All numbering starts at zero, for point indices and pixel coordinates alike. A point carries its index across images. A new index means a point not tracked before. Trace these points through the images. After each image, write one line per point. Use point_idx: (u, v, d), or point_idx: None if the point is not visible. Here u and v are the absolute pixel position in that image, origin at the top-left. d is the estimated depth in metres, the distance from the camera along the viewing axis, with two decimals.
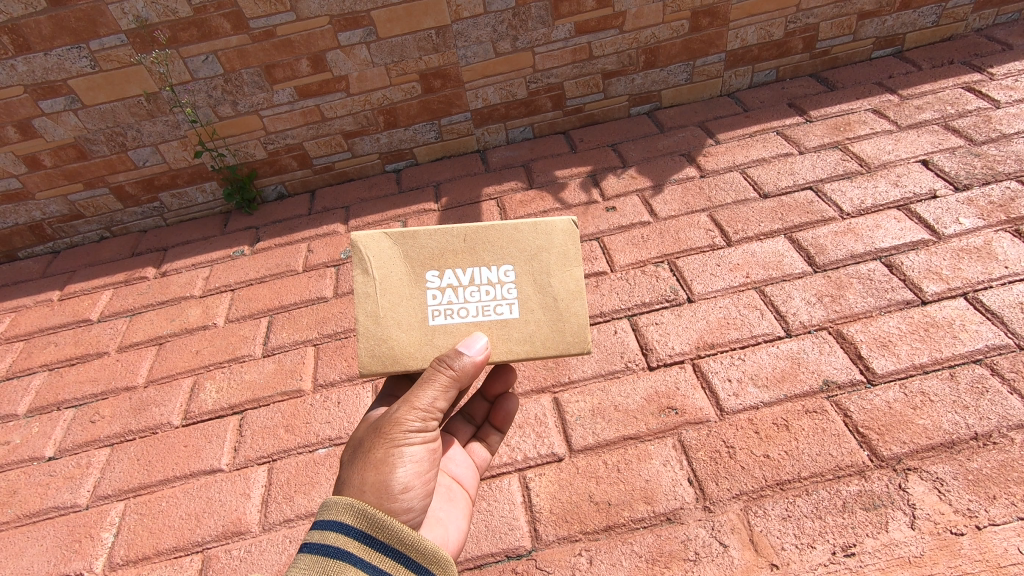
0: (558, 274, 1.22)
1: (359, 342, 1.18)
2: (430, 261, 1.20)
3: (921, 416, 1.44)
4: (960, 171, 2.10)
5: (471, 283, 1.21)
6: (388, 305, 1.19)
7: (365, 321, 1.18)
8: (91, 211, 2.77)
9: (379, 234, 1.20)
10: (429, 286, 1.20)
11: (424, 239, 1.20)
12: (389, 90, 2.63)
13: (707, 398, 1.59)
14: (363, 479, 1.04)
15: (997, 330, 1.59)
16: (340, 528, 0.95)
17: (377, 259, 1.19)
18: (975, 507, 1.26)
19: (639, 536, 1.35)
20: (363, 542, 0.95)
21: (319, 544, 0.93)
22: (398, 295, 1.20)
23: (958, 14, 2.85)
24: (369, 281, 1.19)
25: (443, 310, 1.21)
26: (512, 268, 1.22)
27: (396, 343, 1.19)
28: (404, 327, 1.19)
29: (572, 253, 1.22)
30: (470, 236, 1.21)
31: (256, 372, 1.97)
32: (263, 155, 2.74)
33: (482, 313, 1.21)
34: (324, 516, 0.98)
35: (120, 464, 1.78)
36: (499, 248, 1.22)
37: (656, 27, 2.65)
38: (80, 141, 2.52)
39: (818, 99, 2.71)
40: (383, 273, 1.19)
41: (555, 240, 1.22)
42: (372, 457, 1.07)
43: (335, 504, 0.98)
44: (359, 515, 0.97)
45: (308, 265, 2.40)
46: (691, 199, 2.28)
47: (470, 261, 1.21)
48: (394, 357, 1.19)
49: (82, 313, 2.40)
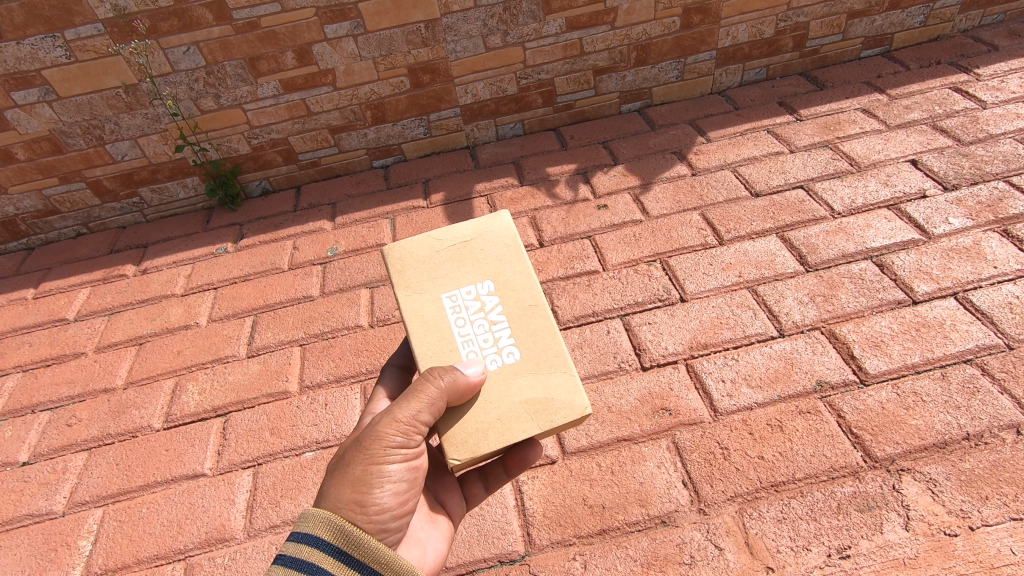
0: (525, 404, 1.13)
1: (413, 240, 1.29)
2: (497, 276, 1.24)
3: (914, 416, 1.44)
4: (949, 171, 2.11)
5: (489, 320, 1.20)
6: (445, 253, 1.27)
7: (430, 238, 1.29)
8: (67, 207, 2.68)
9: (510, 233, 1.29)
10: (478, 284, 1.24)
11: (517, 271, 1.25)
12: (376, 84, 2.58)
13: (701, 398, 1.58)
14: (339, 496, 1.00)
15: (987, 330, 1.59)
16: (315, 543, 0.94)
17: (489, 237, 1.28)
18: (968, 507, 1.26)
19: (634, 540, 1.33)
20: (338, 559, 0.95)
21: (292, 557, 0.92)
22: (459, 256, 1.27)
23: (945, 14, 2.86)
24: (467, 232, 1.29)
25: (456, 304, 1.22)
26: (516, 356, 1.18)
27: (415, 273, 1.25)
28: (427, 276, 1.25)
29: (550, 420, 1.11)
30: (534, 309, 1.21)
31: (240, 373, 1.92)
32: (247, 150, 2.67)
33: (462, 338, 1.19)
34: (298, 527, 0.96)
35: (97, 469, 1.72)
36: (531, 340, 1.19)
37: (648, 23, 2.63)
38: (56, 134, 2.44)
39: (807, 98, 2.71)
40: (473, 245, 1.28)
41: (563, 391, 1.14)
42: (350, 473, 1.03)
43: (313, 517, 0.96)
44: (336, 530, 0.96)
45: (294, 263, 2.35)
46: (683, 198, 2.27)
47: (513, 315, 1.21)
48: (403, 278, 1.25)
49: (57, 312, 2.32)
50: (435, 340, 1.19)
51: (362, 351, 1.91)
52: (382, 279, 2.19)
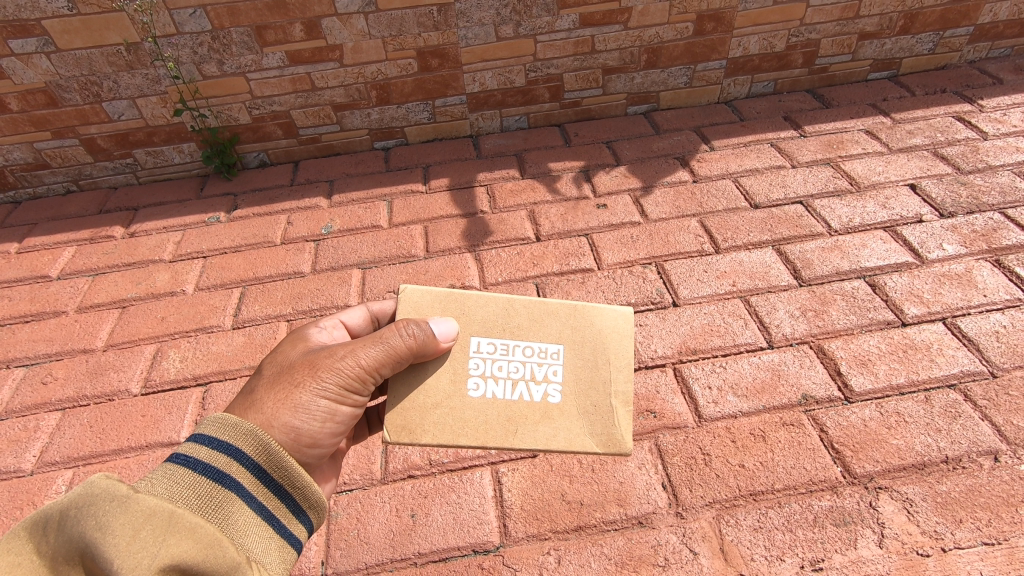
0: (422, 395, 1.12)
1: (632, 346, 1.16)
2: (552, 408, 1.12)
3: (895, 436, 1.45)
4: (947, 198, 2.13)
5: (514, 383, 1.13)
6: (603, 357, 1.16)
7: (629, 363, 1.15)
8: (58, 162, 2.62)
9: (597, 441, 1.10)
10: (559, 386, 1.13)
11: (549, 431, 1.10)
12: (384, 64, 2.54)
13: (686, 403, 1.58)
14: (277, 416, 0.99)
15: (972, 357, 1.61)
16: (233, 454, 0.89)
17: (599, 411, 1.12)
18: (942, 529, 1.27)
19: (610, 539, 1.33)
20: (254, 476, 0.91)
21: (205, 464, 0.85)
22: (596, 376, 1.14)
23: (953, 43, 2.89)
24: (615, 402, 1.12)
25: (540, 360, 1.14)
26: (471, 390, 1.13)
27: (585, 330, 1.17)
28: (580, 337, 1.16)
29: (399, 404, 1.11)
30: (506, 432, 1.10)
31: (224, 344, 1.89)
32: (247, 120, 2.63)
33: (507, 345, 1.15)
34: (216, 435, 0.90)
35: (70, 430, 1.69)
36: (485, 413, 1.11)
37: (661, 27, 2.62)
38: (52, 87, 2.38)
39: (813, 115, 2.72)
40: (604, 408, 1.12)
41: (424, 420, 1.11)
42: (294, 397, 1.03)
43: (233, 427, 0.91)
44: (259, 448, 0.93)
45: (287, 237, 2.32)
46: (682, 203, 2.27)
47: (508, 412, 1.11)
48: (591, 313, 1.18)
49: (40, 268, 2.27)
50: (513, 314, 1.17)
51: None
52: (375, 260, 2.16)
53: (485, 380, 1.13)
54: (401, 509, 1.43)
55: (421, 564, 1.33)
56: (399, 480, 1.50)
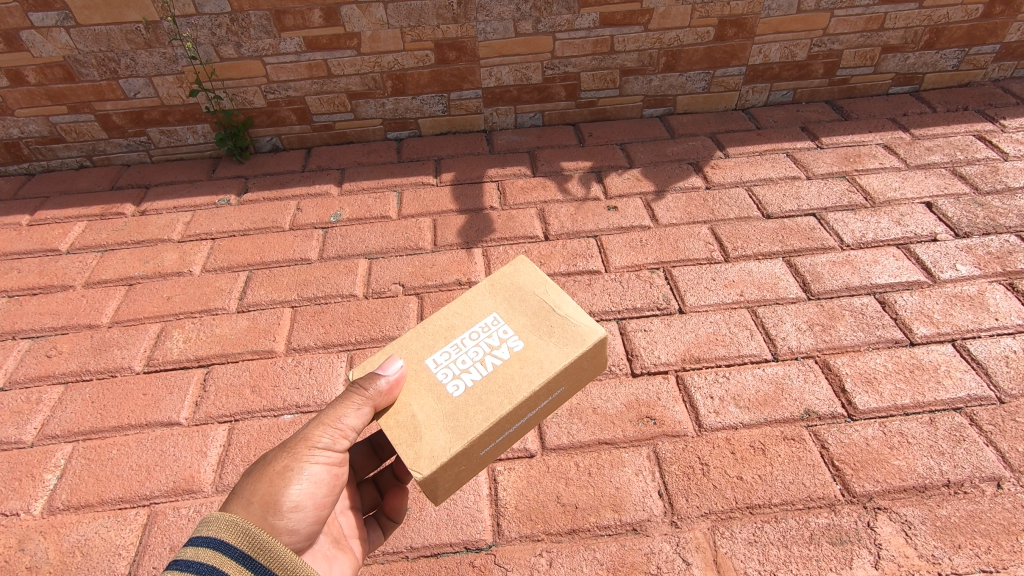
0: (416, 421, 1.06)
1: (537, 270, 1.25)
2: (526, 351, 1.12)
3: (897, 456, 1.43)
4: (963, 218, 2.10)
5: (482, 361, 1.13)
6: (536, 294, 1.21)
7: (546, 282, 1.23)
8: (72, 137, 2.63)
9: (580, 345, 1.11)
10: (516, 337, 1.15)
11: (539, 368, 1.09)
12: (401, 55, 2.53)
13: (686, 412, 1.57)
14: (254, 491, 0.99)
15: (980, 381, 1.59)
16: (219, 546, 0.89)
17: (566, 332, 1.14)
18: (939, 554, 1.26)
19: (603, 544, 1.32)
20: (244, 564, 0.90)
21: (189, 562, 0.86)
22: (538, 309, 1.19)
23: (978, 61, 2.84)
24: (568, 315, 1.17)
25: (485, 329, 1.17)
26: (456, 391, 1.09)
27: (508, 291, 1.23)
28: (503, 294, 1.23)
29: (404, 442, 1.03)
30: (507, 395, 1.07)
31: (228, 327, 1.90)
32: (261, 104, 2.63)
33: (455, 344, 1.17)
34: (200, 532, 0.91)
35: (72, 404, 1.70)
36: (483, 397, 1.07)
37: (681, 30, 2.59)
38: (69, 62, 2.39)
39: (831, 126, 2.69)
40: (560, 322, 1.16)
41: (436, 441, 1.02)
42: (270, 469, 1.03)
43: (216, 521, 0.92)
44: (244, 535, 0.92)
45: (296, 224, 2.32)
46: (694, 210, 2.25)
47: (496, 379, 1.09)
48: (499, 279, 1.26)
49: (50, 242, 2.28)
50: (439, 324, 1.21)
51: (353, 321, 1.89)
52: (382, 251, 2.16)
53: (458, 375, 1.11)
54: None
55: (412, 559, 1.33)
56: None
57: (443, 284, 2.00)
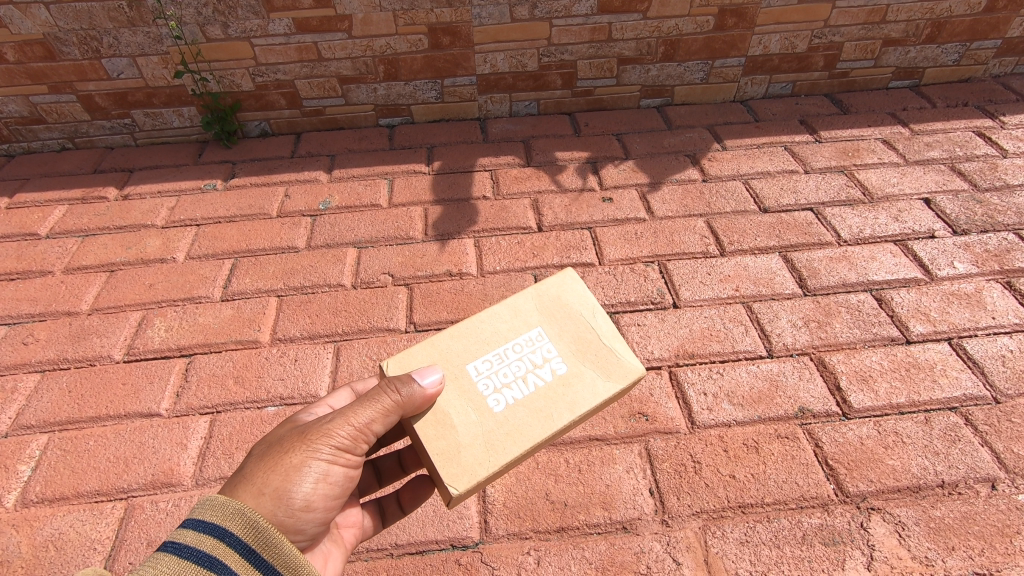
0: (454, 430, 1.05)
1: (589, 291, 1.19)
2: (567, 379, 1.10)
3: (891, 456, 1.41)
4: (961, 215, 2.08)
5: (524, 379, 1.10)
6: (587, 319, 1.17)
7: (596, 308, 1.18)
8: (53, 118, 2.56)
9: (618, 381, 1.09)
10: (560, 361, 1.12)
11: (580, 399, 1.08)
12: (393, 39, 2.47)
13: (679, 408, 1.54)
14: (266, 482, 0.95)
15: (976, 381, 1.57)
16: (221, 536, 0.84)
17: (609, 365, 1.11)
18: (933, 556, 1.24)
19: (592, 542, 1.30)
20: (245, 557, 0.85)
21: (191, 548, 0.81)
22: (583, 332, 1.15)
23: (979, 56, 2.81)
24: (612, 346, 1.13)
25: (529, 347, 1.14)
26: (496, 407, 1.07)
27: (555, 306, 1.18)
28: (548, 307, 1.18)
29: (439, 453, 1.02)
30: (547, 422, 1.06)
31: (211, 316, 1.85)
32: (250, 87, 2.56)
33: (497, 353, 1.13)
34: (204, 516, 0.86)
35: (48, 393, 1.65)
36: (523, 418, 1.06)
37: (680, 19, 2.54)
38: (49, 40, 2.32)
39: (830, 120, 2.65)
40: (605, 352, 1.12)
41: (472, 457, 1.02)
42: (286, 461, 0.98)
43: (222, 507, 0.87)
44: (248, 526, 0.87)
45: (283, 211, 2.26)
46: (690, 202, 2.21)
47: (536, 404, 1.08)
48: (546, 288, 1.20)
49: (29, 226, 2.22)
50: (479, 327, 1.16)
51: (341, 311, 1.84)
52: (371, 240, 2.11)
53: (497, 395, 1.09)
54: None
55: (397, 556, 1.30)
56: None
57: (433, 275, 1.96)
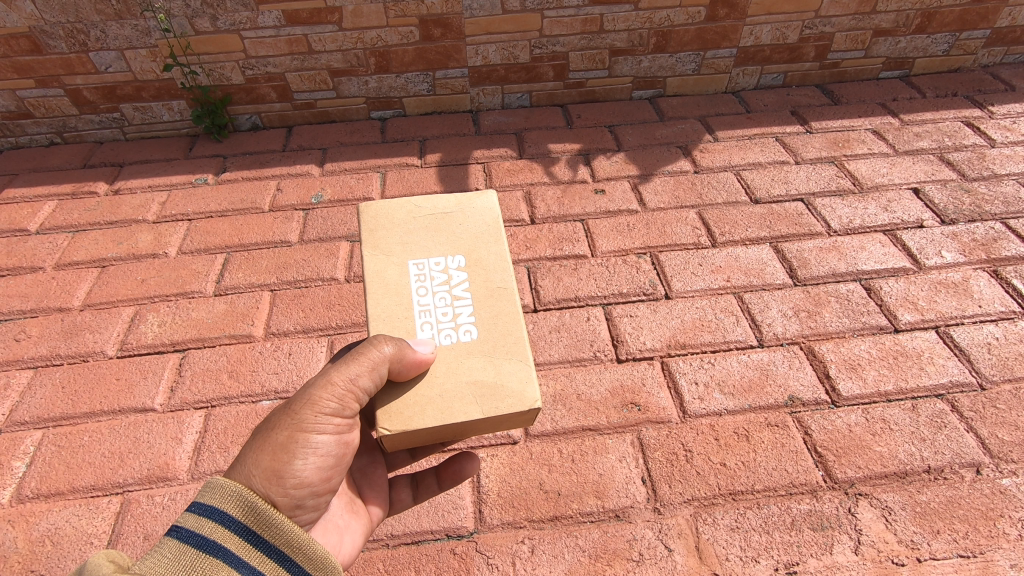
0: (470, 385, 1.01)
1: (392, 204, 1.21)
2: (470, 254, 1.15)
3: (879, 443, 1.44)
4: (949, 205, 2.10)
5: (457, 293, 1.11)
6: (408, 216, 1.20)
7: (407, 204, 1.22)
8: (41, 112, 2.53)
9: (492, 212, 1.21)
10: (461, 257, 1.15)
11: (498, 265, 1.14)
12: (384, 31, 2.46)
13: (671, 398, 1.56)
14: (256, 463, 0.92)
15: (962, 368, 1.59)
16: (221, 519, 0.85)
17: (487, 228, 1.19)
18: (919, 539, 1.26)
19: (585, 531, 1.32)
20: (245, 538, 0.86)
21: (191, 532, 0.83)
22: (444, 226, 1.19)
23: (969, 46, 2.82)
24: (448, 222, 1.19)
25: (431, 270, 1.13)
26: (473, 336, 1.06)
27: (416, 229, 1.18)
28: (405, 231, 1.17)
29: (495, 406, 0.99)
30: (504, 298, 1.10)
31: (205, 310, 1.85)
32: (240, 80, 2.54)
33: (425, 302, 1.10)
34: (203, 499, 0.86)
35: (41, 390, 1.65)
36: (495, 318, 1.08)
37: (672, 10, 2.54)
38: (36, 33, 2.29)
39: (821, 110, 2.67)
40: (473, 222, 1.20)
41: (513, 378, 1.02)
42: (272, 440, 0.95)
43: (220, 489, 0.87)
44: (246, 508, 0.87)
45: (275, 205, 2.26)
46: (682, 194, 2.22)
47: (483, 296, 1.11)
48: (373, 227, 1.18)
49: (19, 222, 2.21)
50: (391, 297, 1.10)
51: (334, 305, 1.85)
52: None
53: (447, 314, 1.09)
54: None
55: (392, 546, 1.31)
56: None
57: None
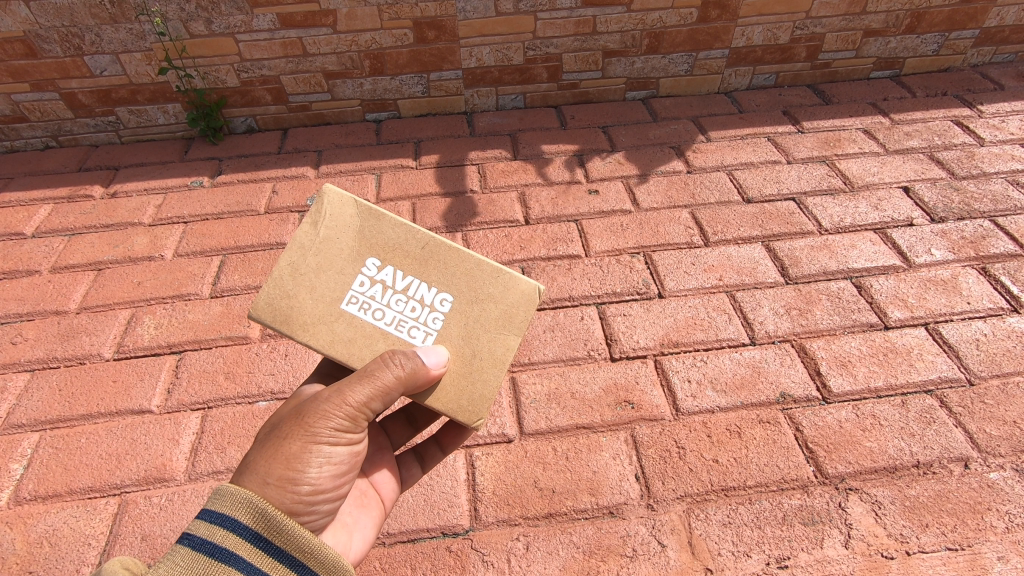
0: (490, 332, 1.13)
1: (269, 284, 1.12)
2: (375, 250, 1.14)
3: (869, 438, 1.45)
4: (938, 203, 2.12)
5: (404, 292, 1.13)
6: (294, 279, 1.13)
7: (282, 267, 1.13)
8: (36, 115, 2.54)
9: (346, 200, 1.15)
10: (373, 260, 1.14)
11: (394, 229, 1.14)
12: (378, 33, 2.47)
13: (664, 396, 1.57)
14: (269, 471, 0.94)
15: (951, 364, 1.61)
16: (232, 526, 0.86)
17: (363, 216, 1.15)
18: (908, 533, 1.28)
19: (579, 527, 1.33)
20: (256, 545, 0.86)
21: (202, 540, 0.83)
22: (334, 254, 1.13)
23: (958, 46, 2.85)
24: (329, 237, 1.13)
25: (365, 296, 1.13)
26: (449, 300, 1.13)
27: (314, 279, 1.13)
28: (307, 286, 1.13)
29: (518, 321, 1.14)
30: (430, 247, 1.14)
31: (201, 312, 1.85)
32: (235, 83, 2.55)
33: (392, 322, 1.13)
34: (215, 506, 0.87)
35: (38, 392, 1.65)
36: (447, 272, 1.14)
37: (664, 11, 2.56)
38: (31, 37, 2.30)
39: (812, 110, 2.69)
40: (351, 226, 1.14)
41: (508, 293, 1.14)
42: (285, 449, 0.97)
43: (231, 497, 0.88)
44: (257, 514, 0.88)
45: (271, 207, 2.27)
46: (675, 193, 2.24)
47: (417, 266, 1.14)
48: (281, 317, 1.12)
49: (15, 225, 2.21)
50: (361, 342, 1.12)
51: None
52: None
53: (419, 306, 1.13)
54: None
55: (388, 544, 1.33)
56: None
57: None
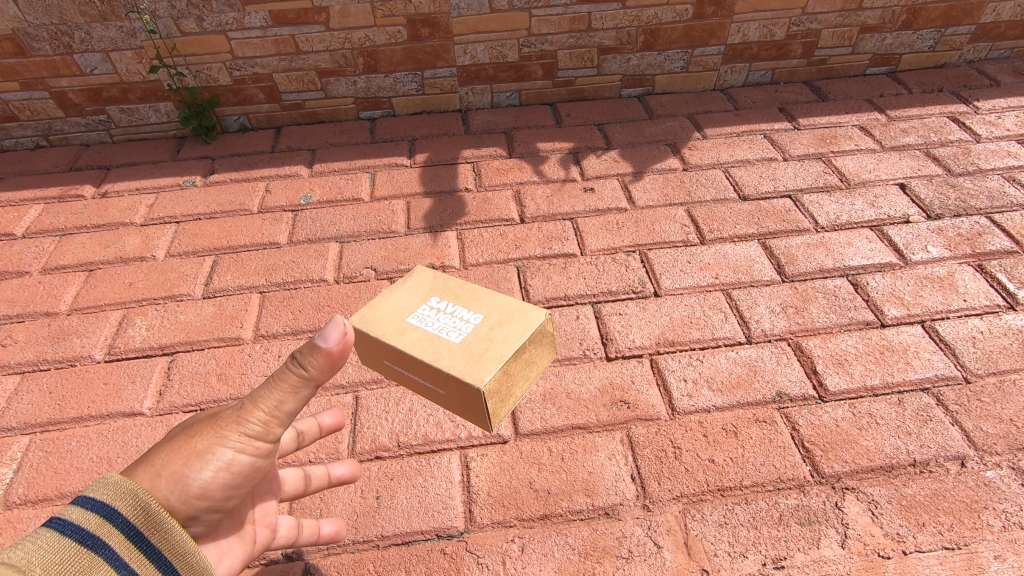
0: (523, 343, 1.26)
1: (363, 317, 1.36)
2: (440, 294, 1.39)
3: (865, 437, 1.45)
4: (935, 200, 2.11)
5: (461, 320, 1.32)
6: (382, 315, 1.36)
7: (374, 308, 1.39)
8: (26, 115, 2.51)
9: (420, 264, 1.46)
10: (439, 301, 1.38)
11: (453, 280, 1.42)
12: (372, 30, 2.45)
13: (660, 395, 1.57)
14: (164, 464, 0.82)
15: (947, 362, 1.61)
16: (109, 514, 0.73)
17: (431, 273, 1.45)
18: (904, 532, 1.28)
19: (575, 529, 1.32)
20: (131, 539, 0.74)
21: (71, 525, 0.70)
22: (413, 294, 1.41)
23: (954, 42, 2.84)
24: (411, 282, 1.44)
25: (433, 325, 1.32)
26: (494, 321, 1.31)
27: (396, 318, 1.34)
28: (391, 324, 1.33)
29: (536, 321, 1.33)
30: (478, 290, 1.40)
31: (193, 313, 1.84)
32: (227, 81, 2.53)
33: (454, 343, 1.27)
34: (89, 490, 0.74)
35: (29, 395, 1.64)
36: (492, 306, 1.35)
37: (659, 8, 2.55)
38: (19, 35, 2.27)
39: (808, 107, 2.68)
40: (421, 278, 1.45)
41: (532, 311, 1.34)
42: (185, 446, 0.85)
43: (112, 484, 0.75)
44: (139, 506, 0.75)
45: (264, 206, 2.25)
46: (670, 191, 2.23)
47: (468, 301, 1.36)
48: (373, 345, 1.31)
49: (5, 226, 2.19)
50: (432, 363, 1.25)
51: (323, 307, 1.84)
52: (353, 234, 2.10)
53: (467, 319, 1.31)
54: (366, 491, 1.40)
55: (382, 547, 1.31)
56: (366, 460, 1.47)
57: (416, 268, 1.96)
